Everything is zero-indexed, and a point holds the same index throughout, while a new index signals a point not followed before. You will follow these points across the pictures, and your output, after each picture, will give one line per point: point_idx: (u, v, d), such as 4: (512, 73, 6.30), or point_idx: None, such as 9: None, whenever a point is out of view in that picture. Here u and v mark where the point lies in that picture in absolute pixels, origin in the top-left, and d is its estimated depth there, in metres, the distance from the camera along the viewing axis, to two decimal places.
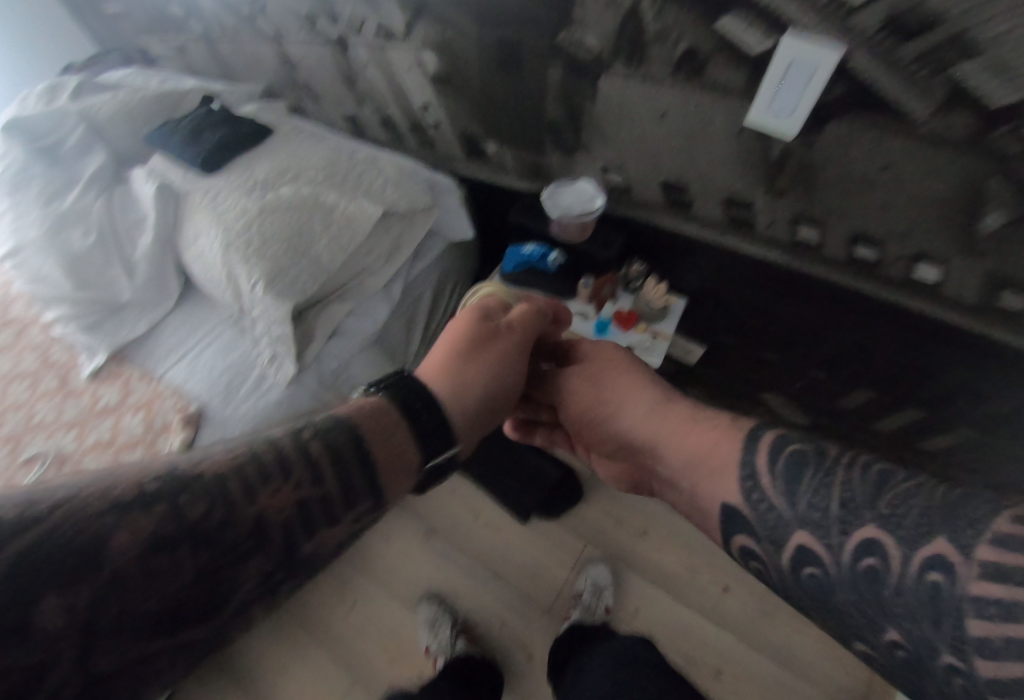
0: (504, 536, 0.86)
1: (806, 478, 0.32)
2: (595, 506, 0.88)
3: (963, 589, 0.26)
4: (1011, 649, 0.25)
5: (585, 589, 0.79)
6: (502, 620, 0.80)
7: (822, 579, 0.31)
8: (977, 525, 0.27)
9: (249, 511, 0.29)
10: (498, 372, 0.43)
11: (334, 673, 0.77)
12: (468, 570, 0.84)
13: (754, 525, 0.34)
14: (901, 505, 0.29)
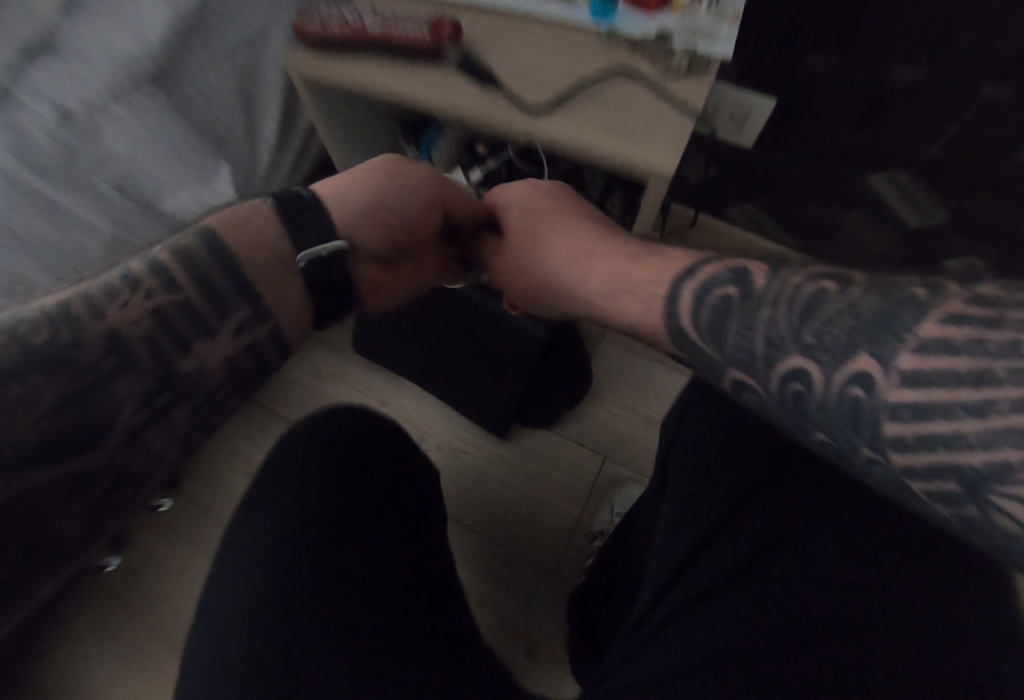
0: (497, 461, 0.86)
1: (730, 320, 0.35)
2: (606, 400, 0.88)
3: (881, 402, 0.28)
4: (920, 441, 0.27)
5: (602, 535, 0.80)
6: (504, 606, 0.79)
7: (759, 399, 0.34)
8: (904, 331, 0.28)
9: (97, 330, 0.37)
10: (395, 210, 0.55)
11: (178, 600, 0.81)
12: (466, 536, 0.83)
13: (716, 361, 0.36)
14: (824, 337, 0.31)
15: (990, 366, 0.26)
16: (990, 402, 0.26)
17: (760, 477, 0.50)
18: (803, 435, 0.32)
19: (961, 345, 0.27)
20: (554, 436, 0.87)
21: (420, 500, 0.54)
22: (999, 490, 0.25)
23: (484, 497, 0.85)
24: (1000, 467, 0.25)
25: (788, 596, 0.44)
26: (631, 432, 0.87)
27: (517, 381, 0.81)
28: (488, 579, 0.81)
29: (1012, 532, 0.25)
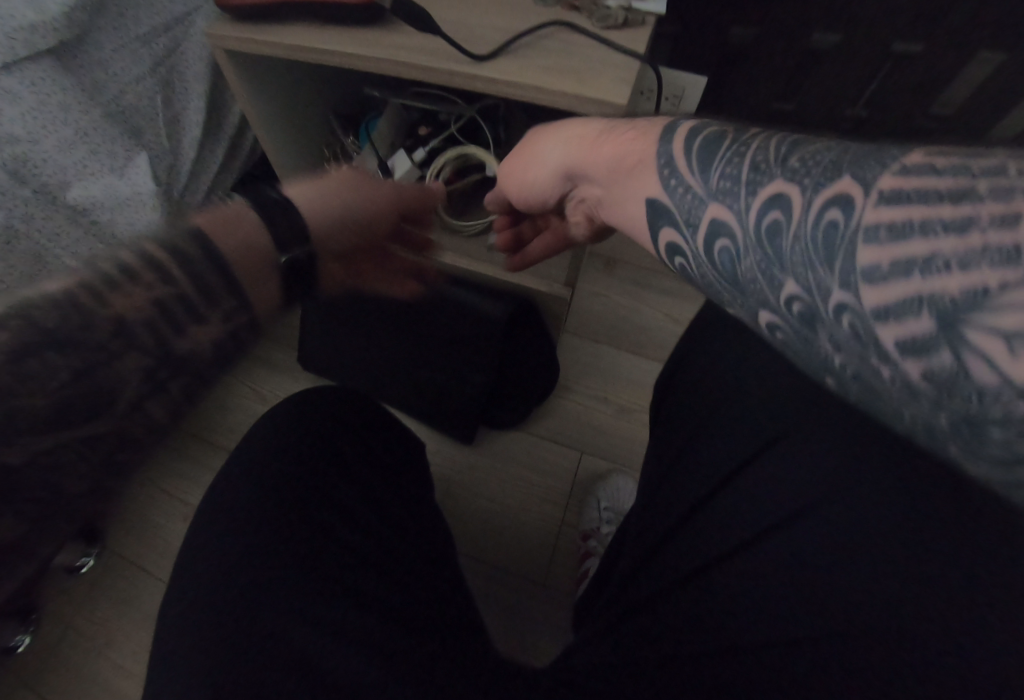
0: (484, 470, 0.79)
1: (719, 152, 0.31)
2: (581, 388, 0.84)
3: (855, 227, 0.24)
4: (897, 267, 0.23)
5: (599, 519, 0.74)
6: (521, 609, 0.72)
7: (735, 246, 0.29)
8: (888, 159, 0.24)
9: (102, 315, 0.28)
10: (355, 206, 0.45)
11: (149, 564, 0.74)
12: (468, 549, 0.75)
13: (675, 214, 0.33)
14: (808, 163, 0.27)
15: (969, 185, 0.22)
16: (974, 218, 0.21)
17: (753, 446, 0.47)
18: (768, 294, 0.28)
19: (941, 170, 0.23)
20: (521, 436, 0.81)
21: (353, 481, 0.55)
22: (977, 320, 0.21)
23: (464, 508, 0.77)
24: (976, 292, 0.21)
25: (755, 574, 0.41)
26: (606, 423, 0.82)
27: (479, 371, 0.74)
28: (499, 585, 0.73)
29: (979, 382, 0.21)
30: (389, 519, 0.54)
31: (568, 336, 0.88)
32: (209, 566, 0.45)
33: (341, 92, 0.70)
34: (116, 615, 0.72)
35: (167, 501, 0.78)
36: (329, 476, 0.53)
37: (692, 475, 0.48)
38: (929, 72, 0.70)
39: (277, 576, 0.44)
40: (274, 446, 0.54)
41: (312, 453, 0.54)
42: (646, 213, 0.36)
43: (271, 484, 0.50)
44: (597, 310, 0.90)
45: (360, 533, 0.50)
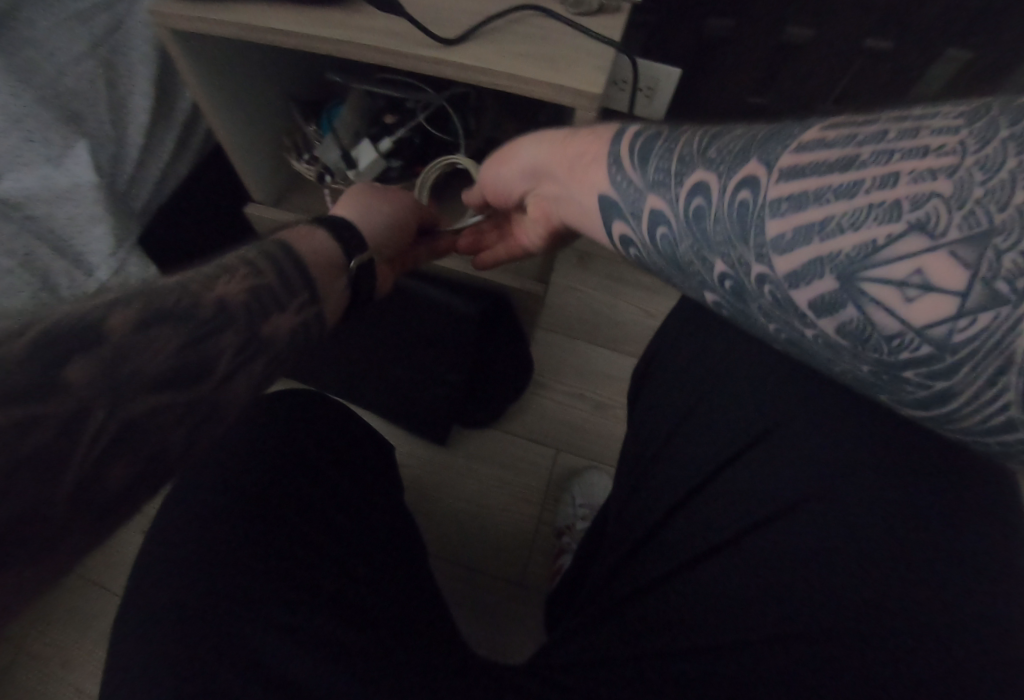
0: (458, 470, 0.78)
1: (653, 148, 0.33)
2: (557, 383, 0.83)
3: (762, 203, 0.27)
4: (801, 234, 0.25)
5: (570, 513, 0.74)
6: (496, 604, 0.71)
7: (671, 234, 0.32)
8: (788, 139, 0.27)
9: (210, 295, 0.35)
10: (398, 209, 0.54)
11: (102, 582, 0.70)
12: (441, 550, 0.74)
13: (620, 206, 0.35)
14: (722, 151, 0.29)
15: (855, 155, 0.25)
16: (858, 184, 0.24)
17: (736, 446, 0.46)
18: (703, 276, 0.31)
19: (832, 143, 0.26)
20: (496, 434, 0.80)
21: (326, 489, 0.52)
22: (871, 272, 0.24)
23: (437, 509, 0.75)
24: (867, 246, 0.24)
25: (735, 577, 0.41)
26: (581, 420, 0.81)
27: (455, 371, 0.72)
28: (473, 583, 0.72)
29: (885, 326, 0.24)
30: (360, 519, 0.52)
31: (542, 332, 0.87)
32: (150, 579, 0.42)
33: (299, 77, 0.66)
34: (71, 635, 0.68)
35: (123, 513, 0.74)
36: (297, 479, 0.51)
37: (680, 482, 0.47)
38: (899, 71, 0.70)
39: (249, 587, 0.43)
40: (235, 452, 0.51)
41: (280, 466, 0.51)
42: (598, 208, 0.37)
43: (236, 488, 0.48)
44: (570, 305, 0.89)
45: (335, 539, 0.49)
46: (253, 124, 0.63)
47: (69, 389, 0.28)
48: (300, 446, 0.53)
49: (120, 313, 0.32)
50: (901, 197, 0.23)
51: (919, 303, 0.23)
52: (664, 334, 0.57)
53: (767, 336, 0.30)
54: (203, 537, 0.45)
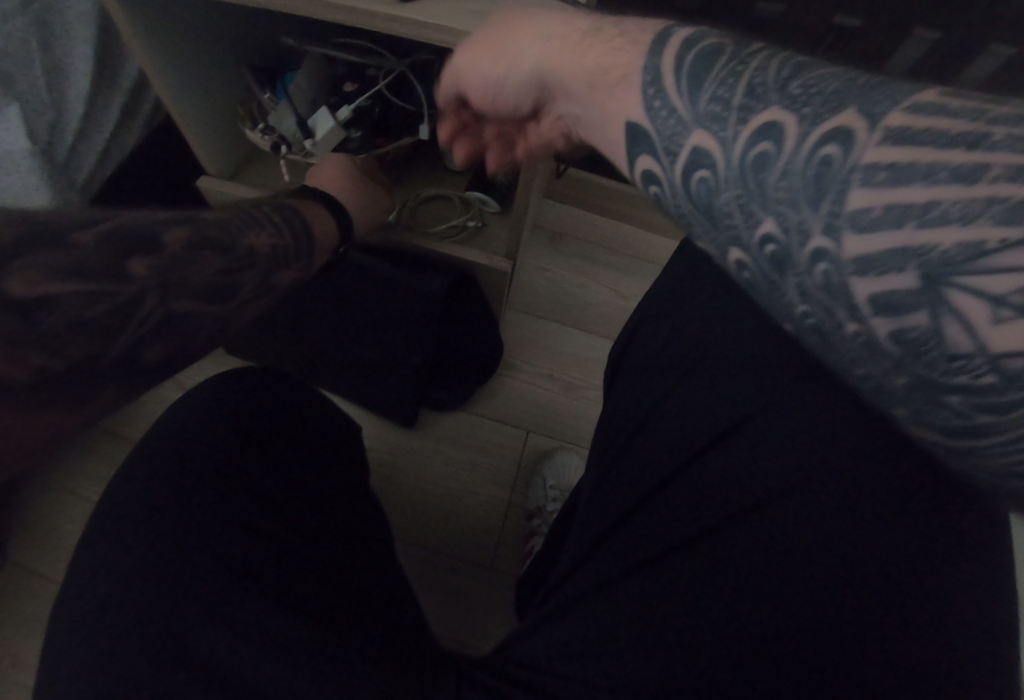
0: (428, 455, 0.76)
1: (715, 68, 0.26)
2: (531, 368, 0.82)
3: (853, 165, 0.22)
4: (891, 215, 0.21)
5: (541, 499, 0.72)
6: (467, 591, 0.70)
7: (711, 179, 0.25)
8: (899, 95, 0.22)
9: (241, 241, 0.41)
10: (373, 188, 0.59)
11: (50, 569, 0.68)
12: (411, 535, 0.72)
13: (649, 135, 0.28)
14: (811, 91, 0.23)
15: (986, 131, 0.20)
16: (981, 170, 0.20)
17: (707, 436, 0.45)
18: (740, 234, 0.25)
19: (955, 112, 0.21)
20: (465, 418, 0.78)
21: (275, 475, 0.51)
22: (965, 280, 0.19)
23: (403, 490, 0.74)
24: (974, 248, 0.19)
25: (689, 560, 0.40)
26: (551, 401, 0.80)
27: (420, 355, 0.71)
28: (444, 568, 0.71)
29: (953, 344, 0.20)
30: (320, 508, 0.52)
31: (511, 312, 0.85)
32: (101, 567, 0.42)
33: (257, 47, 0.63)
34: (12, 632, 0.64)
35: (73, 503, 0.71)
36: (246, 462, 0.49)
37: (650, 452, 0.47)
38: None
39: (184, 572, 0.41)
40: (183, 434, 0.49)
41: (234, 457, 0.49)
42: (624, 137, 0.30)
43: (178, 472, 0.46)
44: (540, 284, 0.88)
45: (282, 522, 0.48)
46: (206, 93, 0.60)
47: (125, 285, 0.34)
48: (253, 433, 0.52)
49: (174, 233, 0.38)
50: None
51: (1008, 327, 0.19)
52: (639, 325, 0.56)
53: (786, 320, 0.25)
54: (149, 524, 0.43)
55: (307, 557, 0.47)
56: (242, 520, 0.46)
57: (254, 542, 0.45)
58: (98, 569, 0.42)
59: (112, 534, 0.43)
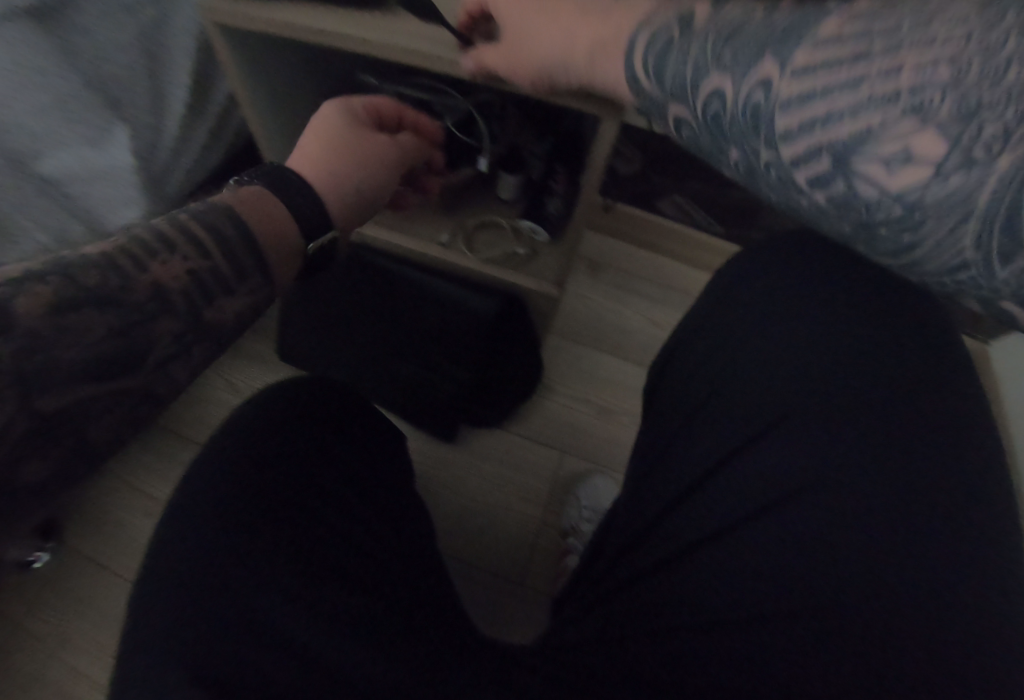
0: (468, 467, 0.79)
1: (662, 49, 0.31)
2: (571, 390, 0.84)
3: (773, 100, 0.26)
4: (803, 127, 0.25)
5: (577, 515, 0.74)
6: (503, 601, 0.72)
7: (692, 131, 0.32)
8: (804, 29, 0.25)
9: (144, 278, 0.33)
10: (369, 172, 0.48)
11: (110, 560, 0.71)
12: (450, 544, 0.74)
13: (642, 107, 0.34)
14: (734, 46, 0.27)
15: (867, 53, 0.23)
16: (863, 76, 0.23)
17: (741, 437, 0.46)
18: (721, 165, 0.31)
19: (848, 35, 0.24)
20: (503, 436, 0.81)
21: (335, 469, 0.53)
22: (864, 153, 0.24)
23: (443, 503, 0.76)
24: (867, 134, 0.24)
25: (738, 567, 0.42)
26: (588, 425, 0.83)
27: (461, 368, 0.73)
28: (482, 577, 0.73)
29: (866, 195, 0.25)
30: (379, 508, 0.54)
31: (551, 337, 0.88)
32: (169, 552, 0.44)
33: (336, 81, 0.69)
34: (69, 617, 0.67)
35: (130, 495, 0.74)
36: (302, 458, 0.52)
37: (685, 454, 0.49)
38: None
39: (262, 558, 0.44)
40: (249, 430, 0.51)
41: (296, 451, 0.52)
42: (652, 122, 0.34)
43: (240, 466, 0.49)
44: (580, 311, 0.91)
45: (336, 512, 0.50)
46: (289, 122, 0.65)
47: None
48: (316, 431, 0.55)
49: (52, 288, 0.30)
50: (905, 85, 0.23)
51: (905, 174, 0.23)
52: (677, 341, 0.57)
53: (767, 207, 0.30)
54: (214, 506, 0.45)
55: (358, 546, 0.49)
56: (303, 507, 0.49)
57: (320, 526, 0.48)
58: (162, 552, 0.44)
59: (181, 520, 0.45)
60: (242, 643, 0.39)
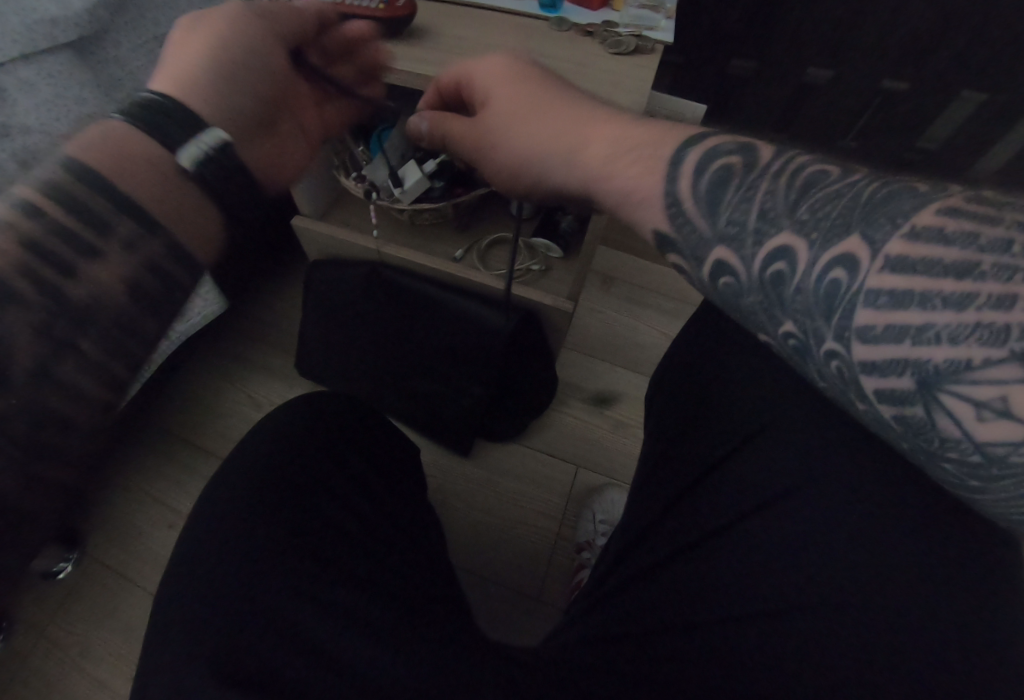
0: (480, 479, 0.79)
1: (728, 192, 0.29)
2: (583, 404, 0.85)
3: (859, 287, 0.25)
4: (891, 332, 0.24)
5: (589, 525, 0.74)
6: (516, 612, 0.72)
7: (736, 285, 0.30)
8: (899, 218, 0.25)
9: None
10: (243, 51, 0.35)
11: (130, 570, 0.72)
12: (462, 554, 0.75)
13: (678, 243, 0.32)
14: (818, 216, 0.27)
15: (974, 263, 0.23)
16: (969, 298, 0.23)
17: (743, 432, 0.47)
18: (764, 330, 0.29)
19: (950, 239, 0.24)
20: (520, 450, 0.81)
21: (349, 478, 0.55)
22: (955, 387, 0.24)
23: (455, 517, 0.77)
24: (959, 363, 0.23)
25: (732, 568, 0.42)
26: (601, 438, 0.83)
27: (480, 384, 0.74)
28: (494, 588, 0.73)
29: (947, 431, 0.25)
30: (385, 512, 0.55)
31: (564, 351, 0.89)
32: (195, 558, 0.45)
33: None
34: (91, 625, 0.68)
35: (151, 505, 0.76)
36: (325, 465, 0.54)
37: (688, 453, 0.50)
38: (918, 110, 0.72)
39: (266, 552, 0.45)
40: (268, 443, 0.54)
41: (309, 458, 0.54)
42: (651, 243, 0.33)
43: (256, 475, 0.51)
44: (593, 326, 0.91)
45: (350, 517, 0.51)
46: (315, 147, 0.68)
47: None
48: (331, 441, 0.56)
49: None
50: (1010, 323, 0.22)
51: (992, 423, 0.24)
52: (671, 355, 0.59)
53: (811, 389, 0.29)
54: (239, 513, 0.48)
55: (369, 549, 0.49)
56: (313, 510, 0.50)
57: (325, 530, 0.49)
58: (195, 552, 0.46)
59: (210, 525, 0.47)
60: (243, 636, 0.41)
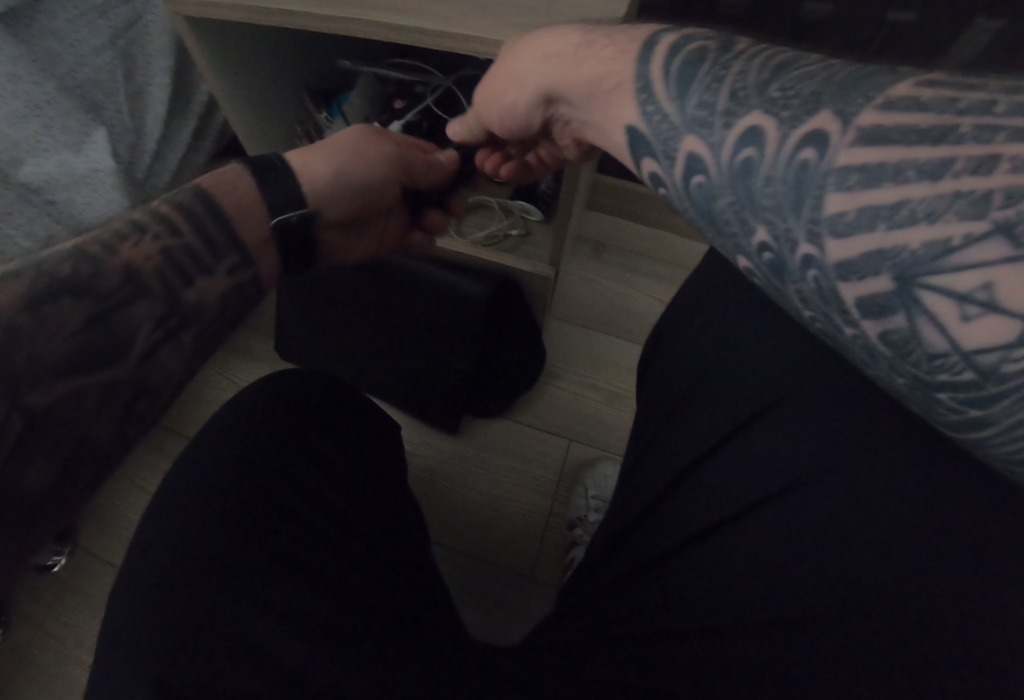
0: (471, 459, 0.77)
1: (698, 75, 0.27)
2: (573, 377, 0.82)
3: (829, 168, 0.22)
4: (865, 216, 0.21)
5: (583, 509, 0.71)
6: (513, 593, 0.70)
7: (708, 184, 0.27)
8: (873, 92, 0.22)
9: None
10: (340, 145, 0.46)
11: (118, 554, 0.72)
12: (458, 536, 0.73)
13: (648, 141, 0.29)
14: (789, 93, 0.24)
15: (953, 124, 0.21)
16: (945, 165, 0.20)
17: (742, 416, 0.45)
18: (738, 241, 0.26)
19: (928, 104, 0.21)
20: (507, 425, 0.79)
21: (320, 471, 0.51)
22: (935, 282, 0.20)
23: (449, 501, 0.75)
24: (939, 247, 0.20)
25: (722, 563, 0.40)
26: (593, 409, 0.80)
27: (465, 359, 0.72)
28: (490, 567, 0.71)
29: (932, 343, 0.21)
30: (361, 501, 0.52)
31: (557, 323, 0.86)
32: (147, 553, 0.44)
33: (311, 67, 0.71)
34: (84, 614, 0.69)
35: (137, 493, 0.76)
36: (299, 458, 0.51)
37: (683, 429, 0.47)
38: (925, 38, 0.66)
39: (224, 562, 0.43)
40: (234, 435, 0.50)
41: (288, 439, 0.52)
42: (625, 143, 0.31)
43: (234, 460, 0.49)
44: (584, 295, 0.88)
45: (324, 515, 0.48)
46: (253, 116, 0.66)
47: None
48: (303, 428, 0.53)
49: None
50: (990, 189, 0.19)
51: (978, 326, 0.20)
52: (664, 330, 0.56)
53: (797, 318, 0.26)
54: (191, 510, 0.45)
55: (337, 542, 0.47)
56: (267, 500, 0.47)
57: (292, 527, 0.46)
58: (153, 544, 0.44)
59: (164, 520, 0.46)
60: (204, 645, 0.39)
